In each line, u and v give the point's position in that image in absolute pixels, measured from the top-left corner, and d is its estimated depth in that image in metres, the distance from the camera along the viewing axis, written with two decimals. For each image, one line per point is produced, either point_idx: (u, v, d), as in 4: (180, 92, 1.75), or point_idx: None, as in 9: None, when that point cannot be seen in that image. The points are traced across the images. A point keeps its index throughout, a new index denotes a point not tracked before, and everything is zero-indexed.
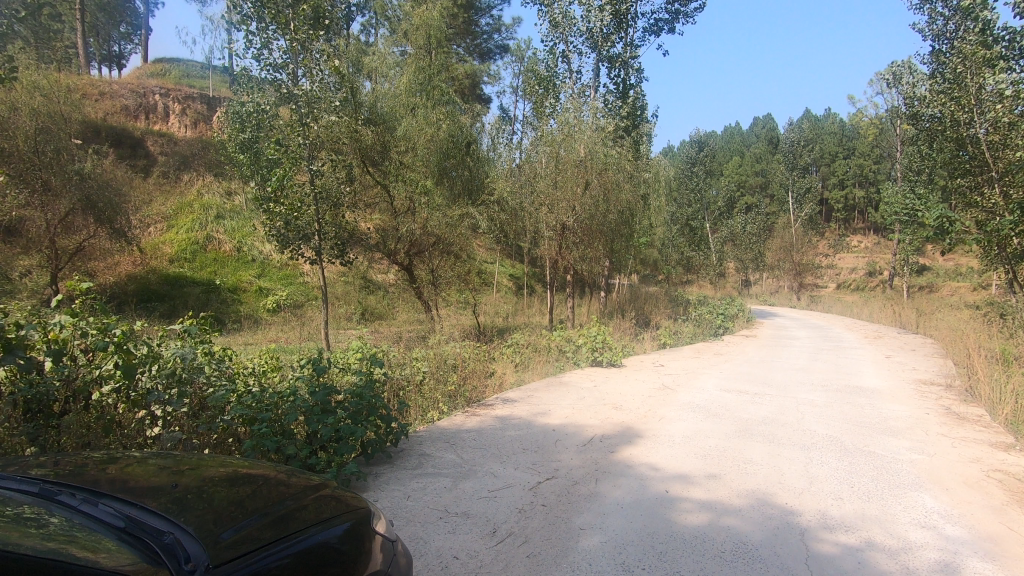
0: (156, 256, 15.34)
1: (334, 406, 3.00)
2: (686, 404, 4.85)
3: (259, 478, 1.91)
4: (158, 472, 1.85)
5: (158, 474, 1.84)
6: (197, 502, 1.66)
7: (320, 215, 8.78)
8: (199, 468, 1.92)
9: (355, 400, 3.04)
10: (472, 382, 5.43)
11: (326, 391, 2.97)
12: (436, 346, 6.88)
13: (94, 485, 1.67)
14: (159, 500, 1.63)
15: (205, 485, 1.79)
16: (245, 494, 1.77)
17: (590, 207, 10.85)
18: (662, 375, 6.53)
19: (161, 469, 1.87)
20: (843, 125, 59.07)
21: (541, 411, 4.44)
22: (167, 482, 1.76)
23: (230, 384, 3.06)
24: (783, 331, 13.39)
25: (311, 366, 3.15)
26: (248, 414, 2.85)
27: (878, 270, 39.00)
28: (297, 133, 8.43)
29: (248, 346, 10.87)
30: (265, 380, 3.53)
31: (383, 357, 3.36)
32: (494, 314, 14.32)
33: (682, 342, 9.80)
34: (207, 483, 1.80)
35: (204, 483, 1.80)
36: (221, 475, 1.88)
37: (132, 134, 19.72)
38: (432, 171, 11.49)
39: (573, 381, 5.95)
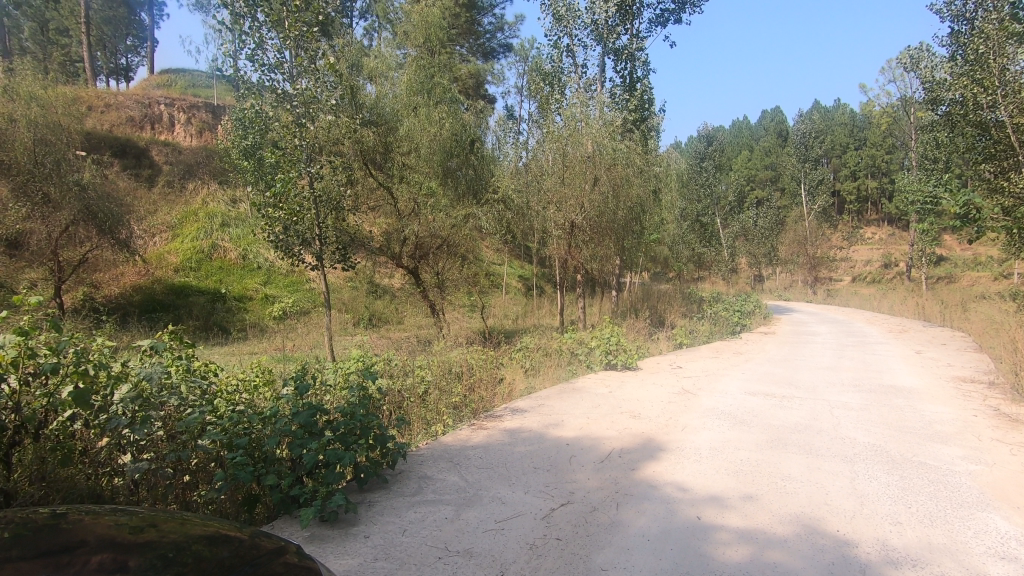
0: (161, 266, 15.23)
1: (322, 428, 2.68)
2: (709, 409, 4.51)
3: (241, 537, 1.70)
4: (128, 526, 1.63)
5: (128, 528, 1.63)
6: (180, 558, 1.51)
7: (321, 219, 8.49)
8: (184, 524, 1.73)
9: (345, 420, 2.72)
10: (479, 390, 5.12)
11: (311, 412, 2.65)
12: (441, 352, 6.58)
13: (77, 541, 1.50)
14: (144, 556, 1.49)
15: (188, 541, 1.61)
16: (226, 553, 1.58)
17: (599, 204, 10.49)
18: (680, 377, 6.19)
19: (123, 524, 1.65)
20: (855, 115, 58.11)
21: (554, 422, 4.11)
22: (151, 536, 1.59)
23: (206, 405, 2.77)
24: (803, 326, 12.93)
25: (295, 384, 2.84)
26: (224, 438, 2.55)
27: (894, 262, 38.20)
28: (292, 133, 8.11)
29: (252, 355, 10.64)
30: (249, 398, 3.25)
31: (375, 373, 3.11)
32: (503, 316, 14.03)
33: (699, 342, 9.41)
34: (190, 539, 1.61)
35: (187, 539, 1.62)
36: (204, 531, 1.68)
37: (136, 144, 19.70)
38: (436, 172, 11.20)
39: (587, 386, 5.63)
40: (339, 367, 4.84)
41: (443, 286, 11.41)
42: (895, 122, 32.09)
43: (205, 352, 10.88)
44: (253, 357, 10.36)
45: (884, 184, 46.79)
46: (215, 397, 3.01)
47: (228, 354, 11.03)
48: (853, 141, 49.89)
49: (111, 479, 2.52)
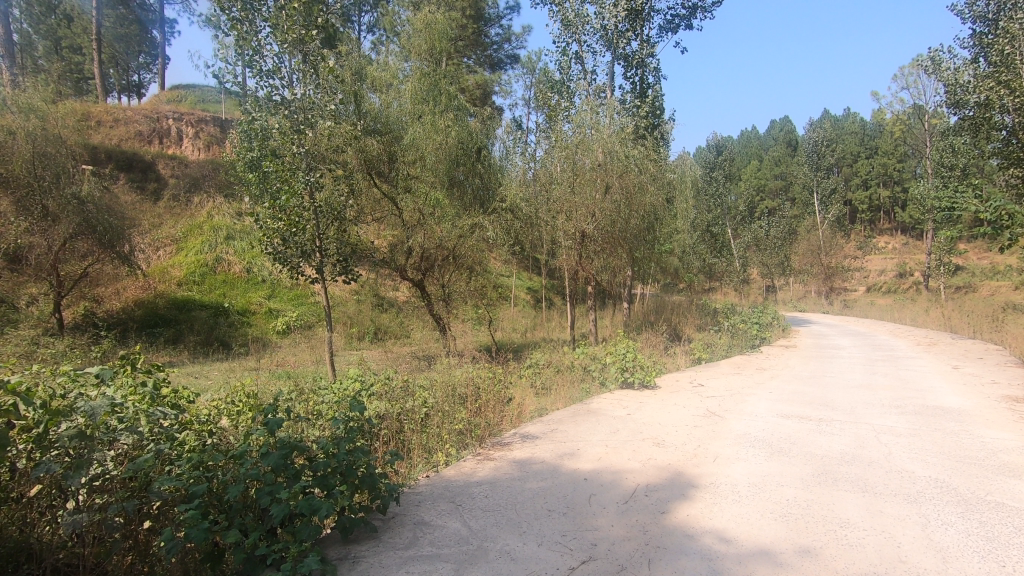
0: (164, 280, 15.02)
1: (298, 472, 2.28)
2: (742, 436, 4.08)
3: None
4: None
5: None
6: None
7: (322, 229, 8.14)
8: None
9: (325, 461, 2.31)
10: (486, 413, 4.71)
11: (284, 452, 2.25)
12: (446, 369, 6.19)
13: None
14: None
15: None
16: None
17: (611, 212, 10.10)
18: (704, 396, 5.74)
19: None
20: (866, 124, 57.56)
21: (569, 452, 3.68)
22: None
23: (164, 444, 2.38)
24: (825, 339, 12.39)
25: (268, 420, 2.44)
26: (179, 485, 2.15)
27: (909, 271, 37.47)
28: (290, 140, 7.74)
29: (253, 371, 10.29)
30: (222, 435, 2.86)
31: (364, 402, 2.75)
32: (512, 330, 13.64)
33: (718, 357, 8.94)
34: None
35: None
36: None
37: (143, 158, 19.64)
38: (441, 180, 10.84)
39: (603, 407, 5.20)
40: (331, 392, 4.44)
41: (450, 298, 11.02)
42: (908, 130, 31.61)
43: (205, 367, 10.55)
44: (254, 374, 10.00)
45: (897, 193, 46.12)
46: (180, 433, 2.63)
47: (228, 369, 10.71)
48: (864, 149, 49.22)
49: (48, 532, 2.13)
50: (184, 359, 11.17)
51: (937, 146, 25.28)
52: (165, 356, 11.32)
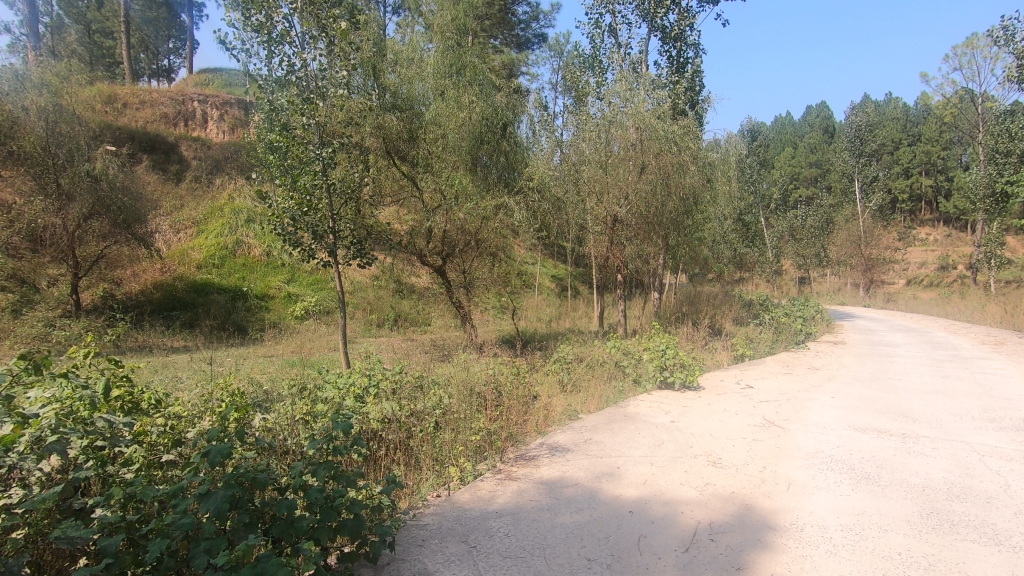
0: (184, 262, 14.81)
1: (250, 518, 1.72)
2: (815, 455, 3.41)
3: None
4: None
5: None
6: None
7: (334, 208, 7.59)
8: None
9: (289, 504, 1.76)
10: (506, 418, 4.11)
11: (229, 492, 1.70)
12: (465, 364, 5.62)
13: None
14: None
15: None
16: None
17: (646, 195, 9.35)
18: (756, 400, 5.04)
19: None
20: (909, 109, 54.89)
21: (608, 472, 3.05)
22: None
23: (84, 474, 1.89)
24: (875, 335, 11.45)
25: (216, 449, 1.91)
26: (86, 535, 1.63)
27: (952, 264, 35.67)
28: (300, 111, 7.18)
29: (266, 359, 9.88)
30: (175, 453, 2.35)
31: (349, 423, 2.21)
32: (536, 320, 13.03)
33: (762, 354, 8.16)
34: None
35: None
36: None
37: (166, 140, 19.46)
38: (463, 159, 10.06)
39: (640, 411, 4.55)
40: (332, 391, 3.89)
41: (471, 285, 10.42)
42: (959, 114, 29.72)
43: (218, 353, 10.21)
44: (268, 361, 9.61)
45: (941, 181, 43.91)
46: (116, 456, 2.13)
47: (242, 355, 10.35)
48: (907, 136, 46.88)
49: None
50: (199, 344, 10.85)
51: (992, 130, 23.65)
52: (180, 341, 11.02)
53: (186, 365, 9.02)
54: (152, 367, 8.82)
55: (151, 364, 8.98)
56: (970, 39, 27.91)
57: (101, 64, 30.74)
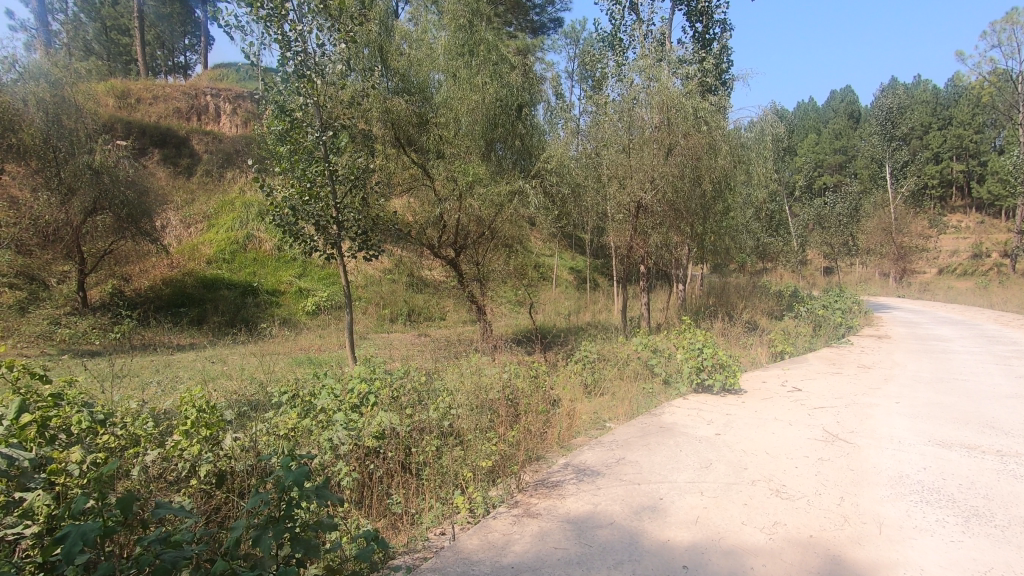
0: (194, 257, 14.53)
1: None
2: (903, 482, 2.79)
3: None
4: None
5: None
6: None
7: (338, 196, 7.06)
8: None
9: None
10: (522, 431, 3.55)
11: None
12: (479, 366, 5.07)
13: None
14: None
15: None
16: None
17: (674, 178, 8.67)
18: (809, 406, 4.39)
19: None
20: (939, 91, 52.84)
21: (649, 507, 2.49)
22: None
23: None
24: (920, 328, 10.65)
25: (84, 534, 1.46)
26: None
27: (985, 252, 34.24)
28: (296, 90, 6.62)
29: (273, 357, 9.48)
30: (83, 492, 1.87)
31: (295, 473, 1.70)
32: (554, 315, 12.48)
33: (803, 352, 7.48)
34: None
35: None
36: None
37: (177, 133, 19.18)
38: (476, 145, 9.24)
39: (677, 420, 3.97)
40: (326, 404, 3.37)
41: (485, 279, 9.77)
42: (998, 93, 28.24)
43: (225, 351, 9.86)
44: (274, 360, 9.20)
45: (974, 166, 42.15)
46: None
47: (249, 353, 9.98)
48: (938, 119, 45.00)
49: None
50: (205, 342, 10.50)
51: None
52: (187, 338, 10.68)
53: (189, 365, 8.65)
54: (154, 366, 8.47)
55: (154, 363, 8.64)
56: (1010, 14, 26.42)
57: (118, 61, 30.76)
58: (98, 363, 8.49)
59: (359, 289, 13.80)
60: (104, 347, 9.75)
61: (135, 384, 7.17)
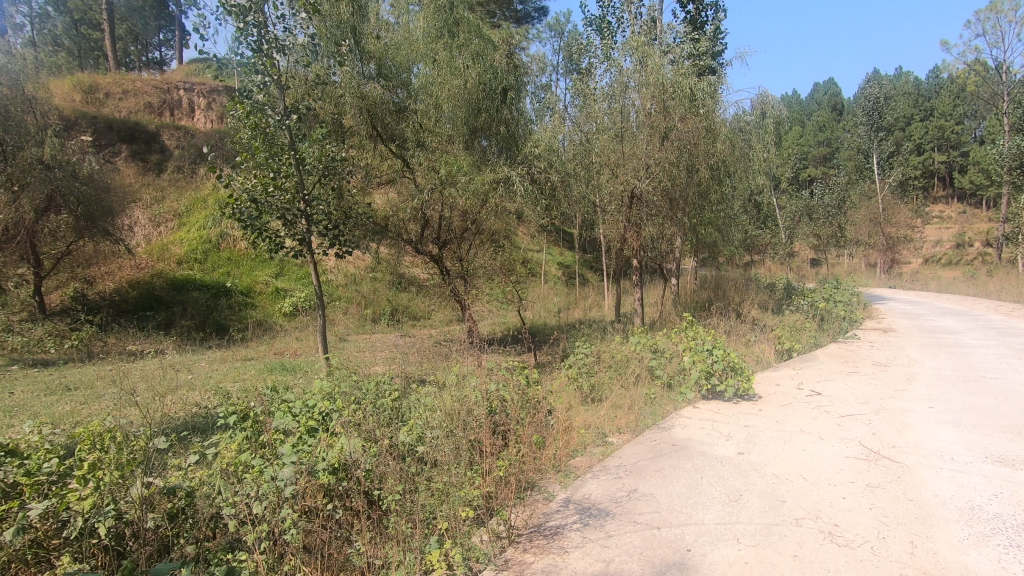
0: (164, 257, 13.77)
1: None
2: (978, 517, 2.29)
3: None
4: None
5: None
6: None
7: (306, 186, 6.45)
8: None
9: None
10: (510, 455, 3.03)
11: None
12: (464, 373, 4.50)
13: None
14: None
15: None
16: None
17: (671, 166, 8.15)
18: (834, 414, 3.90)
19: None
20: (920, 83, 53.12)
21: (675, 563, 1.98)
22: None
23: None
24: (921, 321, 10.28)
25: None
26: None
27: (967, 241, 34.42)
28: (255, 69, 5.97)
29: (244, 364, 8.86)
30: None
31: None
32: (543, 313, 11.96)
33: (811, 349, 7.02)
34: None
35: None
36: None
37: (147, 128, 18.26)
38: (458, 133, 8.65)
39: (690, 435, 3.45)
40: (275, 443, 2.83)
41: (470, 276, 9.02)
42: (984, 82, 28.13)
43: (193, 357, 9.21)
44: (245, 366, 8.59)
45: (956, 157, 42.41)
46: None
47: (219, 358, 9.32)
48: (921, 110, 45.16)
49: None
50: (171, 347, 9.81)
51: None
52: (153, 344, 10.00)
53: (151, 373, 8.00)
54: (112, 376, 7.80)
55: (112, 372, 7.98)
56: (995, 2, 26.32)
57: (90, 56, 29.58)
58: (50, 373, 7.80)
59: (339, 288, 13.16)
60: (59, 356, 9.03)
61: (85, 398, 6.53)
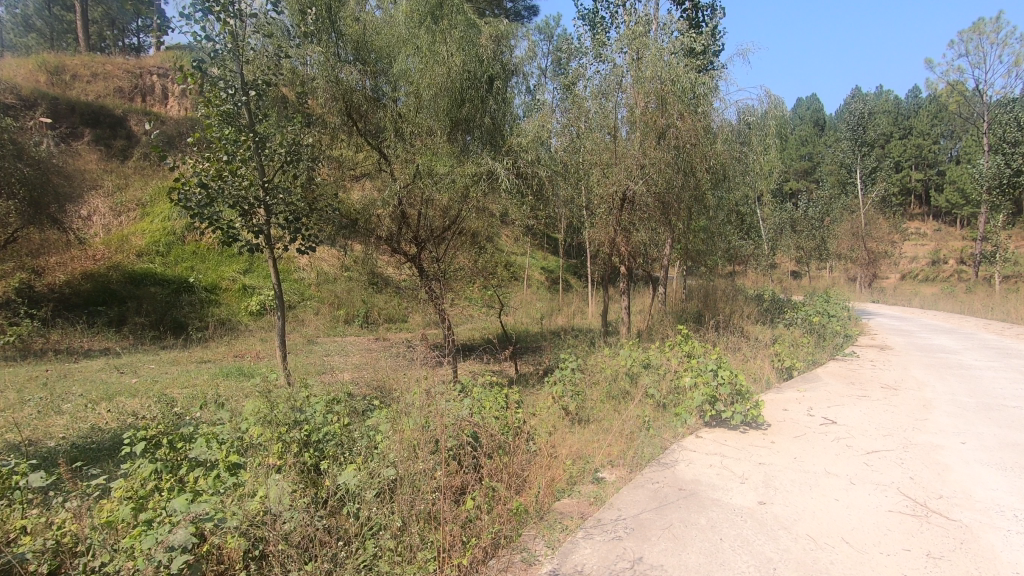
0: (123, 249, 12.88)
1: None
2: None
3: None
4: None
5: None
6: None
7: (265, 172, 5.75)
8: None
9: None
10: (480, 503, 2.49)
11: None
12: (437, 391, 3.90)
13: None
14: None
15: None
16: None
17: (667, 168, 7.66)
18: (859, 449, 3.40)
19: None
20: (899, 101, 53.92)
21: None
22: None
23: None
24: (917, 338, 9.90)
25: None
26: None
27: (943, 258, 34.78)
28: (209, 42, 5.35)
29: (198, 367, 8.11)
30: None
31: None
32: (526, 320, 11.41)
33: (811, 368, 6.52)
34: None
35: None
36: None
37: (113, 112, 17.29)
38: (441, 125, 8.06)
39: (699, 476, 2.91)
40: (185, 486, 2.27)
41: (447, 278, 8.29)
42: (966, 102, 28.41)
43: (143, 358, 8.44)
44: (199, 370, 7.85)
45: (933, 176, 43.01)
46: None
47: (171, 359, 8.57)
48: (901, 128, 45.75)
49: None
50: (121, 347, 9.03)
51: (1001, 119, 22.54)
52: (102, 344, 9.21)
53: (91, 376, 7.22)
54: (45, 377, 7.01)
55: (48, 373, 7.20)
56: (978, 24, 26.63)
57: (63, 39, 28.26)
58: None
59: (311, 287, 12.44)
60: None
61: (7, 403, 5.78)
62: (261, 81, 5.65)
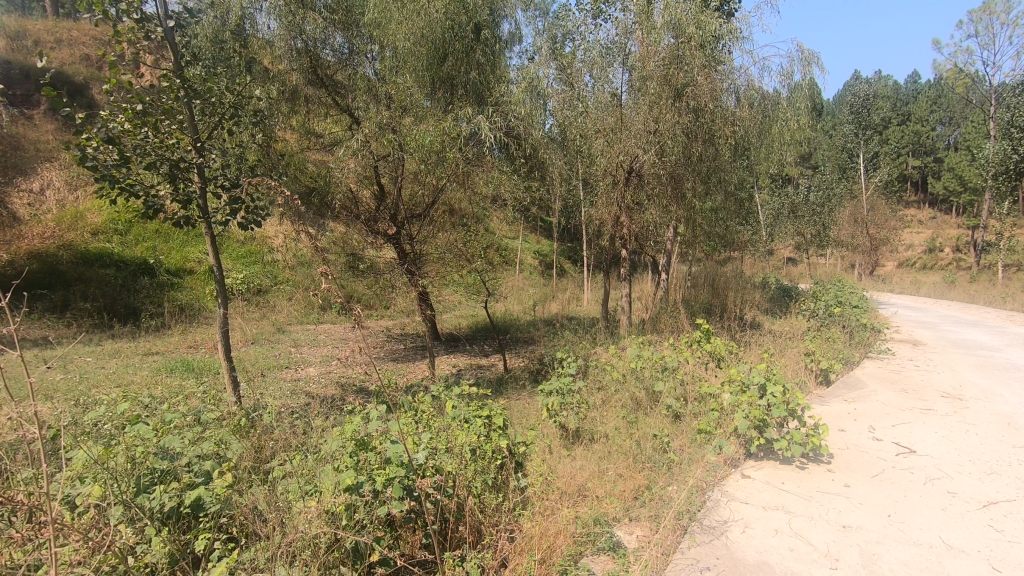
0: (77, 226, 11.71)
1: None
2: None
3: None
4: None
5: None
6: None
7: (196, 129, 4.68)
8: None
9: None
10: None
11: None
12: (398, 409, 2.92)
13: None
14: None
15: None
16: None
17: (681, 132, 6.68)
18: (970, 501, 2.49)
19: None
20: (898, 87, 52.76)
21: None
22: None
23: None
24: (947, 332, 8.96)
25: None
26: None
27: (939, 246, 34.03)
28: None
29: (142, 361, 7.09)
30: None
31: None
32: (517, 309, 10.43)
33: (847, 369, 5.59)
34: None
35: None
36: None
37: (74, 79, 15.92)
38: (421, 82, 7.00)
39: (767, 556, 2.06)
40: None
41: None
42: None
43: (81, 348, 7.43)
44: (140, 364, 6.86)
45: (931, 163, 42.14)
46: None
47: (114, 349, 7.57)
48: (899, 114, 44.83)
49: None
50: (62, 336, 8.00)
51: (1006, 102, 21.51)
52: (42, 332, 8.20)
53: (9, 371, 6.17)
54: None
55: None
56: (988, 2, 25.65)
57: (32, 10, 26.71)
58: None
59: (284, 270, 11.39)
60: None
61: None
62: (185, 9, 4.54)
